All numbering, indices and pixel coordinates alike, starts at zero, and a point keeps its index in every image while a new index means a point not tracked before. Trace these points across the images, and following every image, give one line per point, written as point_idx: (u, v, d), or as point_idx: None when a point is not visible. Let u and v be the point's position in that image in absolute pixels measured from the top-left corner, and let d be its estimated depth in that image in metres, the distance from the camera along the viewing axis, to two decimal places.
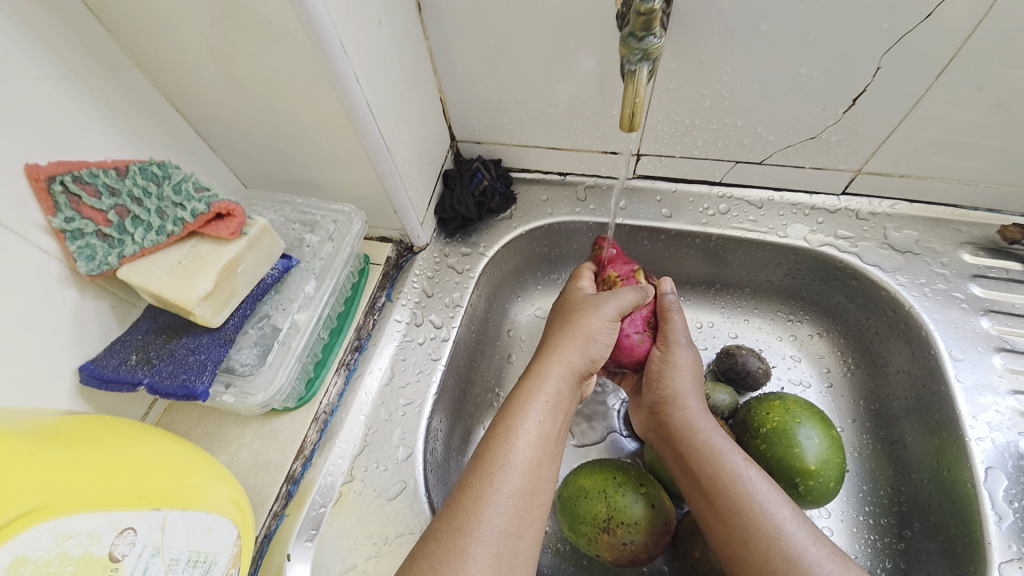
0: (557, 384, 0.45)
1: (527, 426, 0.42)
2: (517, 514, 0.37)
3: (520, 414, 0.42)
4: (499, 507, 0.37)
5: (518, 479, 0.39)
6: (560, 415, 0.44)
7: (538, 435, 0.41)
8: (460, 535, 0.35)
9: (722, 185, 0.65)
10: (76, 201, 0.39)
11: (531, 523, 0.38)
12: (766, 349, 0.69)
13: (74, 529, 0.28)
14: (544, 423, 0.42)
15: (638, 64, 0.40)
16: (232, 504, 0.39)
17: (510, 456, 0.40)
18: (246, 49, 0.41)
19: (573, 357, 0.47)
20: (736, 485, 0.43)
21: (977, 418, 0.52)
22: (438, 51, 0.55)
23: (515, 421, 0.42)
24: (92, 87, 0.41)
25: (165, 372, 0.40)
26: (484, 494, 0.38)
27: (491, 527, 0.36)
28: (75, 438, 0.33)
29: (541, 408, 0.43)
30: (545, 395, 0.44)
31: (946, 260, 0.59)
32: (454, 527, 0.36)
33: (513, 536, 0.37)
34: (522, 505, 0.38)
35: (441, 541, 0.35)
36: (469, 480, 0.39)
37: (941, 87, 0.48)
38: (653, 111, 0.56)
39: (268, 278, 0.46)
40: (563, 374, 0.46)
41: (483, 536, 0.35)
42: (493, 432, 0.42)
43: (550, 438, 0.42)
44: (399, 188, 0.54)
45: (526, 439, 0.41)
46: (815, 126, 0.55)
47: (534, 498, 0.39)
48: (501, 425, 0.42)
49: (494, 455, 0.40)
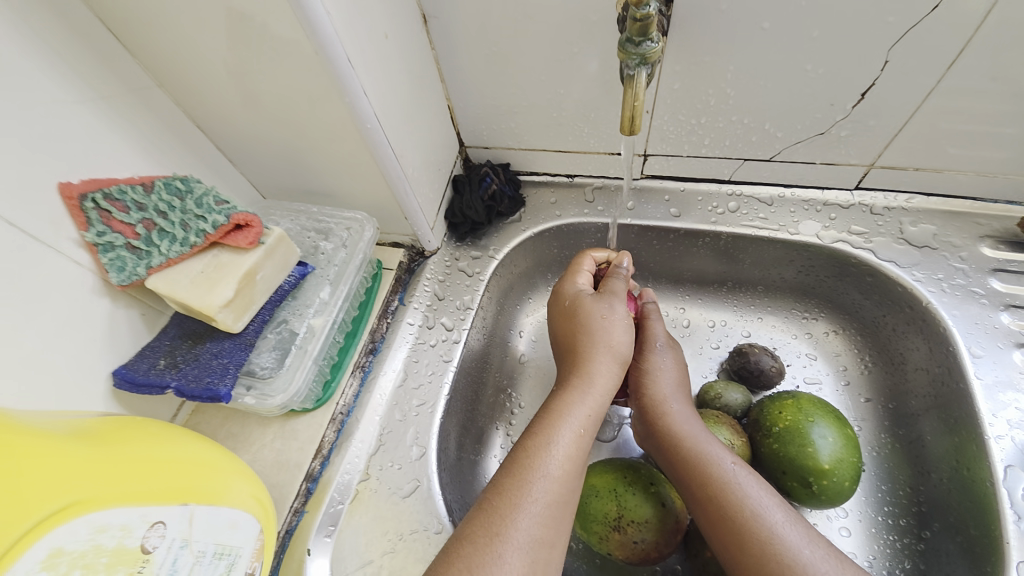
0: (596, 394, 0.45)
1: (564, 437, 0.42)
2: (551, 522, 0.38)
3: (558, 424, 0.42)
4: (533, 515, 0.37)
5: (553, 489, 0.39)
6: (597, 425, 0.45)
7: (574, 447, 0.42)
8: (497, 540, 0.36)
9: (732, 182, 0.64)
10: (106, 216, 0.41)
11: (562, 531, 0.39)
12: (780, 348, 0.68)
13: (107, 523, 0.30)
14: (581, 434, 0.43)
15: (637, 68, 0.41)
16: (254, 500, 0.41)
17: (547, 467, 0.40)
18: (261, 68, 0.43)
19: (608, 363, 0.47)
20: (728, 490, 0.44)
21: (997, 416, 0.50)
22: (445, 60, 0.56)
23: (553, 431, 0.42)
24: (119, 108, 0.44)
25: (190, 376, 0.43)
26: (520, 501, 0.38)
27: (526, 534, 0.36)
28: (107, 438, 0.35)
29: (579, 419, 0.43)
30: (583, 406, 0.44)
31: (965, 254, 0.58)
32: (491, 533, 0.36)
33: (546, 544, 0.37)
34: (556, 514, 0.39)
35: (478, 545, 0.35)
36: (504, 484, 0.39)
37: (952, 78, 0.47)
38: (658, 112, 0.57)
39: (285, 285, 0.48)
40: (601, 383, 0.46)
41: (519, 543, 0.36)
42: (528, 440, 0.42)
43: (583, 446, 0.43)
44: (409, 195, 0.55)
45: (562, 449, 0.41)
46: (823, 122, 0.54)
47: (566, 507, 0.40)
48: (536, 435, 0.42)
49: (530, 463, 0.40)
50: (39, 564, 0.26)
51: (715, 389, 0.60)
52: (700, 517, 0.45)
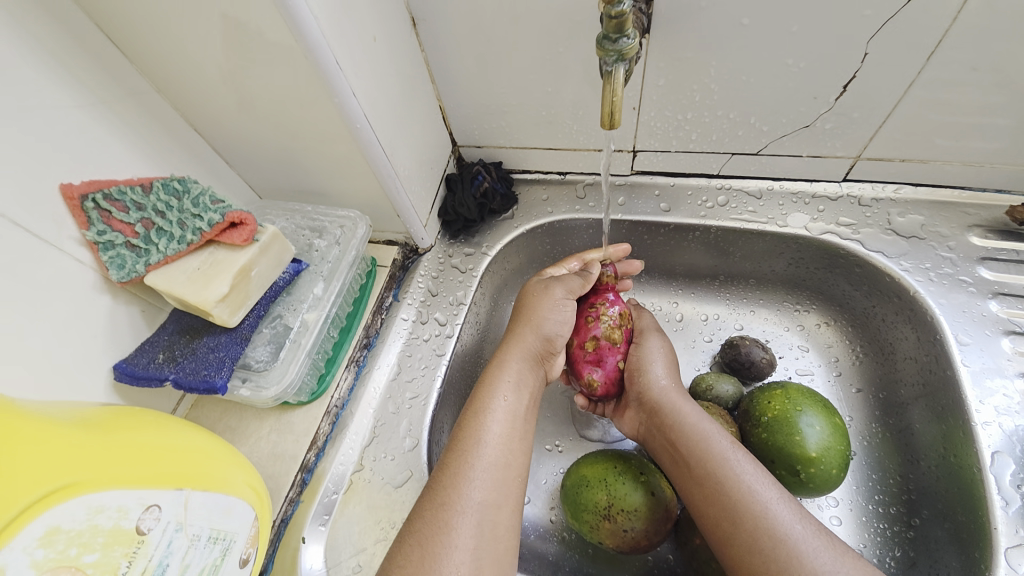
0: (518, 365, 0.50)
1: (495, 406, 0.46)
2: (496, 486, 0.41)
3: (489, 396, 0.47)
4: (476, 480, 0.40)
5: (491, 454, 0.42)
6: (526, 394, 0.49)
7: (506, 414, 0.46)
8: (443, 510, 0.39)
9: (721, 177, 0.65)
10: (107, 216, 0.43)
11: (510, 495, 0.41)
12: (772, 340, 0.69)
13: (104, 504, 0.31)
14: (510, 401, 0.47)
15: (615, 64, 0.42)
16: (250, 489, 0.42)
17: (481, 435, 0.43)
18: (252, 72, 0.44)
19: (529, 338, 0.53)
20: (726, 468, 0.44)
21: (983, 402, 0.51)
22: (435, 61, 0.58)
23: (486, 402, 0.46)
24: (118, 111, 0.45)
25: (189, 369, 0.44)
26: (462, 471, 0.41)
27: (471, 499, 0.39)
28: (108, 426, 0.36)
29: (506, 388, 0.48)
30: (508, 377, 0.49)
31: (953, 244, 0.58)
32: (437, 504, 0.39)
33: (493, 507, 0.40)
34: (500, 479, 0.41)
35: (428, 518, 0.38)
36: (448, 460, 0.42)
37: (932, 69, 0.48)
38: (644, 108, 0.57)
39: (280, 281, 0.50)
40: (522, 356, 0.51)
41: (464, 507, 0.39)
42: (465, 413, 0.46)
43: (517, 413, 0.47)
44: (401, 193, 0.56)
45: (495, 417, 0.45)
46: (808, 115, 0.55)
47: (510, 472, 0.42)
48: (471, 408, 0.46)
49: (467, 434, 0.44)
50: (35, 541, 0.28)
51: (706, 381, 0.61)
52: (694, 496, 0.46)
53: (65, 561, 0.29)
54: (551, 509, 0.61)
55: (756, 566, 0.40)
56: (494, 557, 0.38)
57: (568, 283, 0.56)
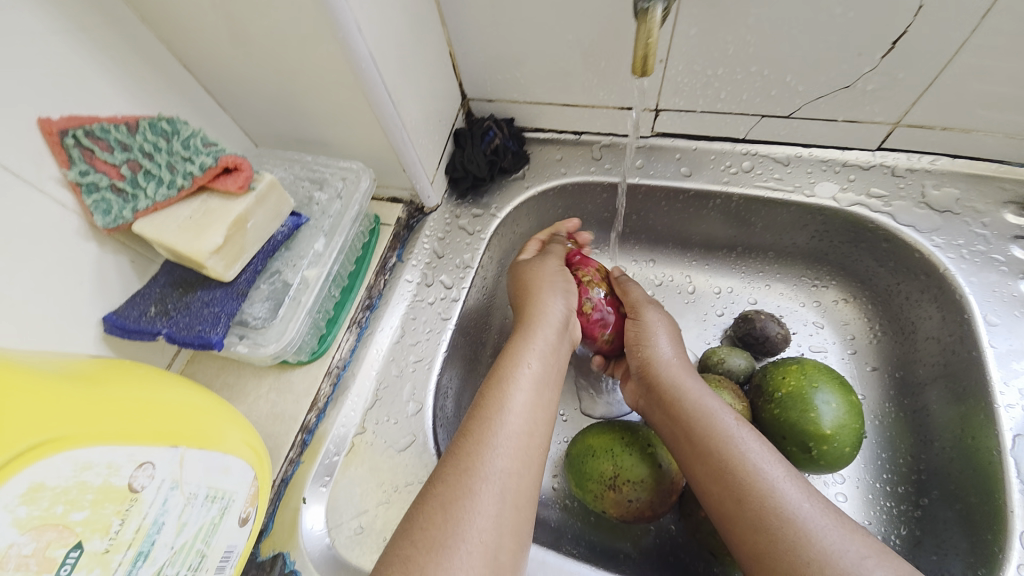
0: (542, 334, 0.49)
1: (520, 375, 0.45)
2: (520, 455, 0.40)
3: (512, 365, 0.45)
4: (500, 449, 0.39)
5: (516, 423, 0.41)
6: (551, 363, 0.48)
7: (531, 382, 0.44)
8: (466, 475, 0.37)
9: (747, 141, 0.61)
10: (89, 155, 0.40)
11: (532, 465, 0.40)
12: (787, 315, 0.66)
13: (92, 461, 0.30)
14: (535, 369, 0.46)
15: (651, 0, 0.38)
16: (249, 447, 0.41)
17: (506, 403, 0.42)
18: (247, 0, 0.40)
19: (550, 306, 0.52)
20: (728, 445, 0.43)
21: (1008, 384, 0.49)
22: (446, 0, 0.53)
23: (511, 372, 0.45)
24: (99, 41, 0.41)
25: (182, 323, 0.42)
26: (486, 438, 0.40)
27: (495, 467, 0.38)
28: (98, 379, 0.34)
29: (532, 358, 0.46)
30: (533, 345, 0.48)
31: (988, 220, 0.55)
32: (460, 469, 0.38)
33: (516, 476, 0.39)
34: (523, 449, 0.40)
35: (449, 482, 0.37)
36: (470, 427, 0.41)
37: (993, 26, 0.44)
38: (672, 61, 0.53)
39: (278, 235, 0.47)
40: (547, 325, 0.50)
41: (487, 475, 0.38)
42: (487, 384, 0.44)
43: (541, 383, 0.45)
44: (407, 145, 0.53)
45: (520, 386, 0.44)
46: (849, 74, 0.51)
47: (533, 443, 0.41)
48: (493, 378, 0.45)
49: (490, 402, 0.42)
50: (16, 498, 0.26)
51: (718, 354, 0.59)
52: (697, 473, 0.44)
53: (52, 518, 0.28)
54: (554, 477, 0.61)
55: (760, 544, 0.39)
56: (515, 526, 0.37)
57: (556, 254, 0.58)
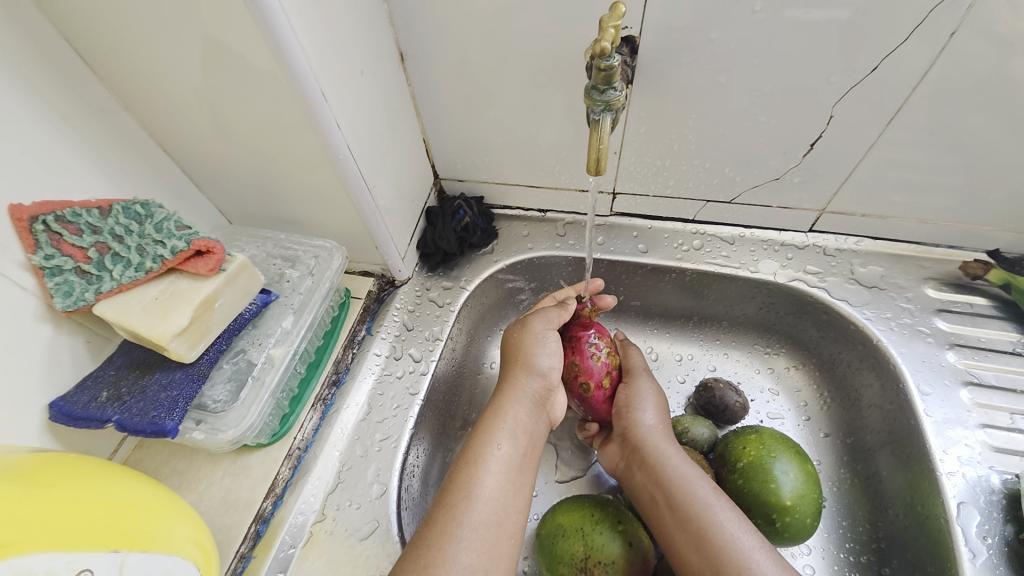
0: (513, 411, 0.49)
1: (490, 456, 0.44)
2: (486, 548, 0.39)
3: (482, 445, 0.45)
4: (465, 541, 0.39)
5: (483, 511, 0.41)
6: (525, 443, 0.47)
7: (500, 466, 0.44)
8: (425, 573, 0.37)
9: (696, 222, 0.67)
10: (57, 239, 0.39)
11: (501, 558, 0.40)
12: (744, 383, 0.70)
13: (30, 570, 0.28)
14: (505, 451, 0.45)
15: (602, 113, 0.43)
16: (196, 546, 0.38)
17: (472, 488, 0.42)
18: (234, 97, 0.43)
19: (527, 380, 0.51)
20: (708, 512, 0.44)
21: (947, 452, 0.52)
22: (421, 96, 0.58)
23: (480, 454, 0.44)
24: (81, 129, 0.43)
25: (135, 410, 0.40)
26: (448, 529, 0.39)
27: (459, 564, 0.38)
28: (36, 478, 0.32)
29: (502, 437, 0.46)
30: (505, 424, 0.47)
31: (911, 295, 0.61)
32: (419, 566, 0.37)
33: (481, 572, 0.38)
34: (491, 541, 0.40)
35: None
36: (435, 516, 0.41)
37: (892, 131, 0.52)
38: (626, 153, 0.59)
39: (245, 313, 0.47)
40: (517, 399, 0.50)
41: (450, 573, 0.37)
42: (459, 464, 0.44)
43: (513, 463, 0.45)
44: (380, 224, 0.55)
45: (489, 469, 0.43)
46: (778, 168, 0.58)
47: (503, 534, 0.41)
48: (465, 458, 0.45)
49: (457, 486, 0.42)
50: None
51: (682, 423, 0.60)
52: (676, 543, 0.45)
53: None
54: (524, 559, 0.59)
55: None
56: None
57: (546, 316, 0.55)
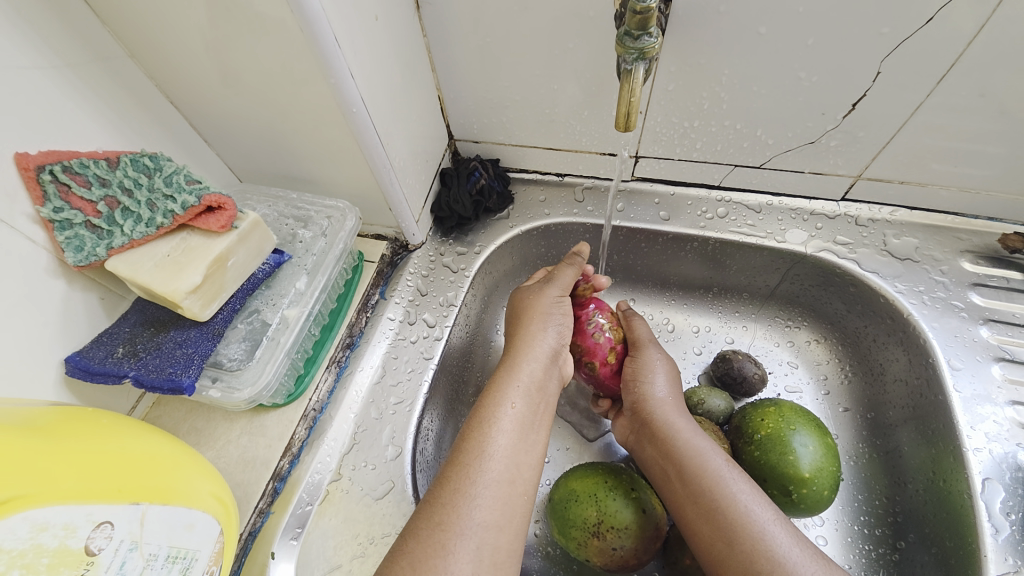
0: (526, 371, 0.48)
1: (503, 416, 0.43)
2: (500, 505, 0.39)
3: (494, 405, 0.44)
4: (479, 500, 0.38)
5: (496, 470, 0.40)
6: (537, 403, 0.46)
7: (512, 425, 0.43)
8: (440, 530, 0.36)
9: (721, 188, 0.64)
10: (65, 191, 0.38)
11: (514, 516, 0.39)
12: (763, 355, 0.68)
13: (50, 521, 0.28)
14: (518, 410, 0.44)
15: (635, 63, 0.40)
16: (216, 500, 0.39)
17: (485, 448, 0.41)
18: (242, 43, 0.40)
19: (540, 340, 0.50)
20: (722, 484, 0.43)
21: (975, 428, 0.51)
22: (437, 48, 0.55)
23: (492, 413, 0.44)
24: (83, 76, 0.41)
25: (151, 366, 0.40)
26: (462, 487, 0.39)
27: (473, 520, 0.37)
28: (55, 430, 0.33)
29: (515, 396, 0.45)
30: (518, 384, 0.46)
31: (946, 268, 0.59)
32: (433, 523, 0.37)
33: (495, 528, 0.37)
34: (505, 498, 0.39)
35: (421, 539, 0.36)
36: (448, 475, 0.40)
37: (942, 93, 0.48)
38: (651, 113, 0.56)
39: (258, 273, 0.46)
40: (534, 359, 0.49)
41: (463, 529, 0.36)
42: (471, 424, 0.43)
43: (525, 422, 0.44)
44: (394, 184, 0.53)
45: (502, 428, 0.43)
46: (814, 131, 0.54)
47: (515, 491, 0.40)
48: (477, 418, 0.44)
49: (470, 446, 0.41)
50: None
51: (698, 395, 0.59)
52: (687, 511, 0.44)
53: None
54: (536, 522, 0.59)
55: None
56: None
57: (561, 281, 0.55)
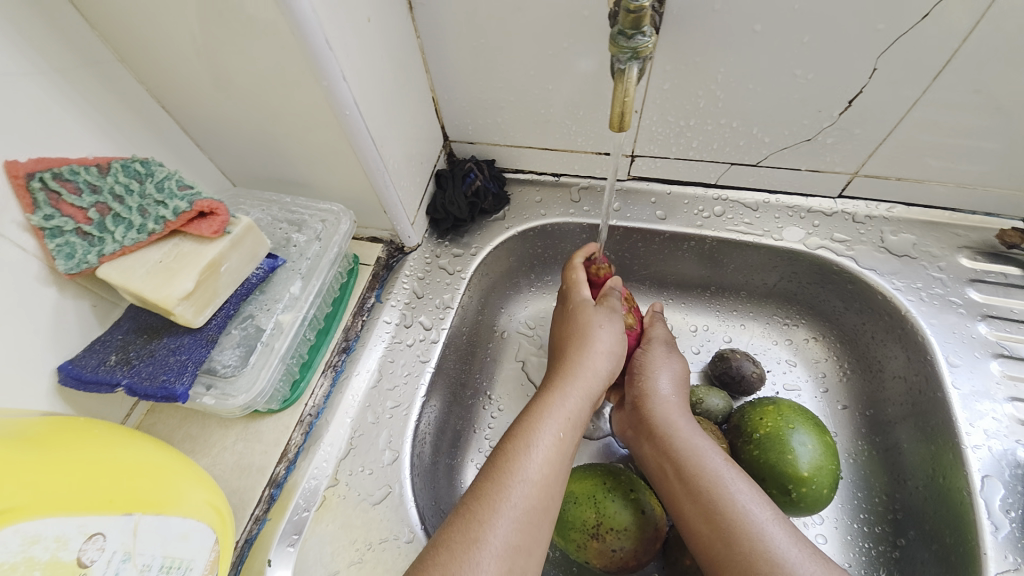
0: (574, 399, 0.46)
1: (545, 440, 0.42)
2: (529, 528, 0.38)
3: (536, 428, 0.43)
4: (511, 520, 0.37)
5: (531, 493, 0.39)
6: (577, 430, 0.45)
7: (554, 450, 0.42)
8: (474, 548, 0.35)
9: (718, 186, 0.64)
10: (55, 198, 0.38)
11: (540, 539, 0.38)
12: (761, 354, 0.68)
13: (41, 534, 0.27)
14: (561, 437, 0.43)
15: (628, 62, 0.40)
16: (211, 509, 0.38)
17: (525, 471, 0.40)
18: (233, 46, 0.40)
19: (591, 368, 0.49)
20: (719, 486, 0.43)
21: (974, 425, 0.51)
22: (430, 49, 0.54)
23: (534, 435, 0.42)
24: (73, 81, 0.40)
25: (145, 373, 0.40)
26: (496, 506, 0.38)
27: (502, 541, 0.36)
28: (48, 441, 0.32)
29: (560, 423, 0.44)
30: (563, 410, 0.45)
31: (943, 264, 0.59)
32: (468, 540, 0.36)
33: (523, 552, 0.37)
34: (535, 520, 0.38)
35: (453, 552, 0.35)
36: (485, 489, 0.39)
37: (938, 89, 0.48)
38: (647, 112, 0.55)
39: (252, 278, 0.46)
40: (583, 388, 0.47)
41: (493, 548, 0.36)
42: (509, 443, 0.42)
43: (564, 448, 0.43)
44: (388, 186, 0.53)
45: (542, 452, 0.41)
46: (810, 128, 0.54)
47: (546, 514, 0.39)
48: (516, 438, 0.42)
49: (511, 467, 0.40)
50: None
51: (696, 394, 0.59)
52: (686, 512, 0.44)
53: None
54: None
55: None
56: None
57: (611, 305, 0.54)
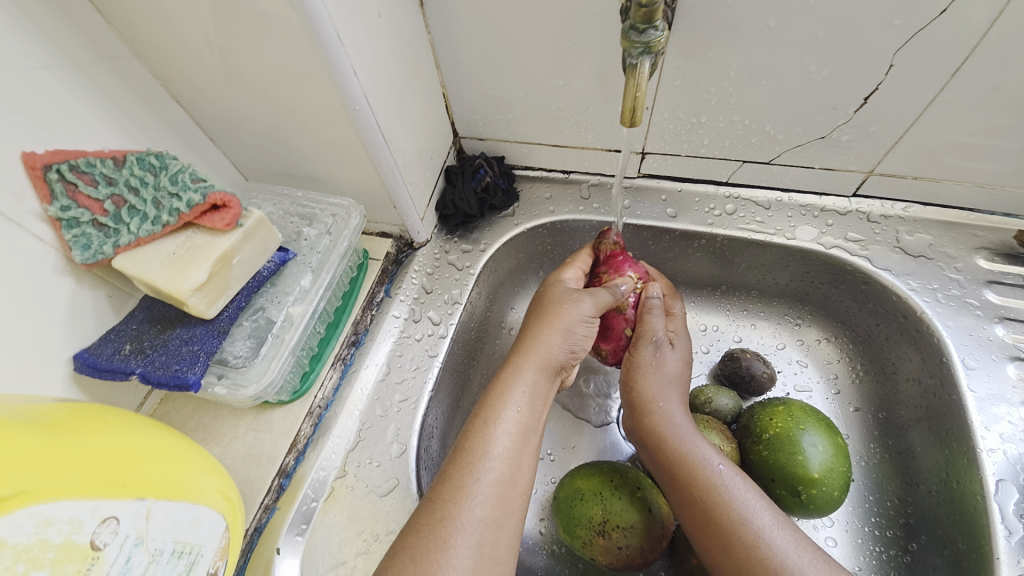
0: (534, 374, 0.45)
1: (506, 417, 0.42)
2: (501, 503, 0.38)
3: (500, 406, 0.42)
4: (479, 497, 0.37)
5: (497, 469, 0.39)
6: (540, 407, 0.44)
7: (517, 425, 0.42)
8: (441, 526, 0.36)
9: (729, 185, 0.63)
10: (72, 189, 0.39)
11: (514, 512, 0.38)
12: (771, 355, 0.67)
13: (55, 516, 0.28)
14: (523, 413, 0.42)
15: (640, 57, 0.40)
16: (222, 496, 0.39)
17: (489, 447, 0.40)
18: (245, 42, 0.40)
19: (551, 346, 0.47)
20: (716, 493, 0.42)
21: (989, 429, 0.50)
22: (440, 45, 0.54)
23: (495, 412, 0.42)
24: (91, 76, 0.41)
25: (157, 362, 0.40)
26: (464, 485, 0.38)
27: (472, 517, 0.36)
28: (65, 426, 0.33)
29: (520, 399, 0.43)
30: (523, 386, 0.44)
31: (961, 265, 0.58)
32: (434, 520, 0.36)
33: (494, 526, 0.37)
34: (504, 495, 0.38)
35: (421, 535, 0.36)
36: (448, 472, 0.39)
37: (956, 86, 0.47)
38: (657, 108, 0.55)
39: (264, 270, 0.46)
40: (540, 365, 0.46)
41: (463, 525, 0.36)
42: (473, 420, 0.42)
43: (529, 424, 0.42)
44: (399, 182, 0.53)
45: (505, 429, 0.41)
46: (825, 125, 0.53)
47: (516, 487, 0.39)
48: (479, 416, 0.42)
49: (474, 444, 0.40)
50: None
51: (705, 393, 0.59)
52: (685, 511, 0.43)
53: None
54: (541, 521, 0.59)
55: None
56: None
57: (596, 300, 0.51)
